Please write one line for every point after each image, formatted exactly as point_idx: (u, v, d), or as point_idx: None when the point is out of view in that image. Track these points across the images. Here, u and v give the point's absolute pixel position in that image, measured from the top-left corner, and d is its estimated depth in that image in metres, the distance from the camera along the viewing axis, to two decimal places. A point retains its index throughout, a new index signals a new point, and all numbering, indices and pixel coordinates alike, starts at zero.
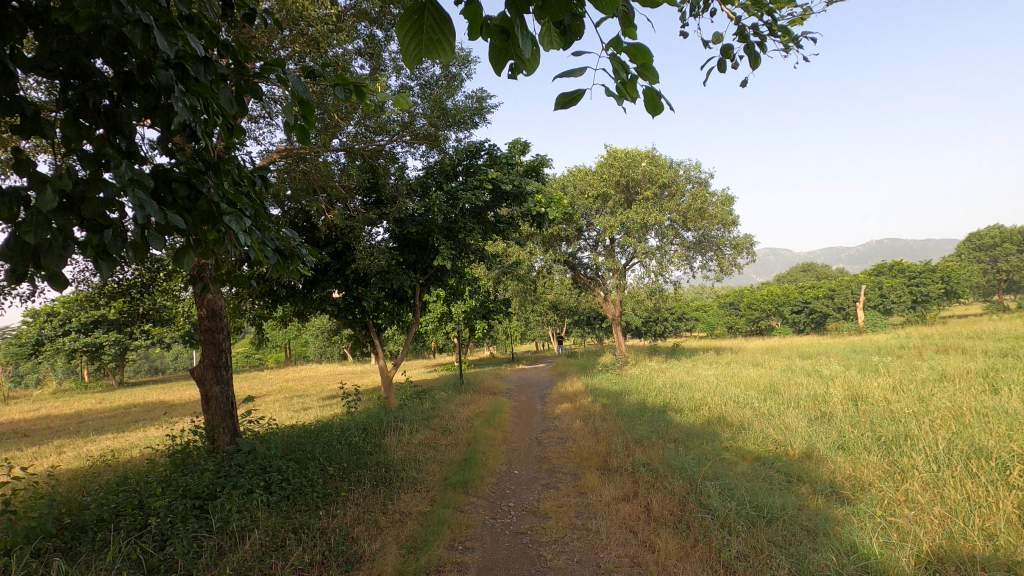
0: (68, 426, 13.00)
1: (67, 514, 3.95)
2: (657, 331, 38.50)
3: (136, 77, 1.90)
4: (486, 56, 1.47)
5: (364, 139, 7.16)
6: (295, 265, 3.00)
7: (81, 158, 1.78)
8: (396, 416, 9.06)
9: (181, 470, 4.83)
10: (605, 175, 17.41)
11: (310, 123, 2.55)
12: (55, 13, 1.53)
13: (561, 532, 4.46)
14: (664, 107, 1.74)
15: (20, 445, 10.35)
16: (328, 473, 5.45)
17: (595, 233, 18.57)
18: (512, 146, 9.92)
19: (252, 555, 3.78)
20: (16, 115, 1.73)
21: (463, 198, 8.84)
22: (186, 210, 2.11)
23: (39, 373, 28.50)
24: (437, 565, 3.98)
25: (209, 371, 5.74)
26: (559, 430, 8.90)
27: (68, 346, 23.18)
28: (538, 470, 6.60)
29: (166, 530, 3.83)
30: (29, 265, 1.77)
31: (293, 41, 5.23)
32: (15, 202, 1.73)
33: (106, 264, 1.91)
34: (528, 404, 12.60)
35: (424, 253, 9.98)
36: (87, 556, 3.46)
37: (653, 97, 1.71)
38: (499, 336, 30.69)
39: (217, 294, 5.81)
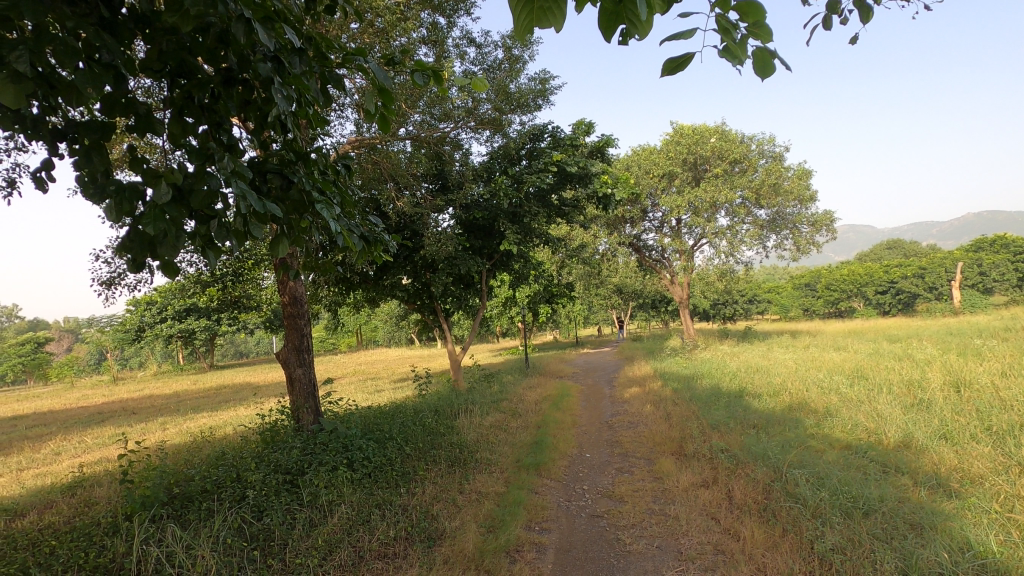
0: (171, 405, 14.26)
1: (175, 485, 4.31)
2: (726, 314, 37.39)
3: (235, 73, 1.98)
4: (595, 21, 1.44)
5: (429, 127, 7.26)
6: (378, 251, 3.05)
7: (189, 153, 1.90)
8: (466, 398, 9.27)
9: (272, 447, 5.15)
10: (671, 153, 16.82)
11: (390, 111, 2.56)
12: (165, 14, 1.63)
13: (638, 516, 4.41)
14: (775, 69, 1.63)
15: (133, 421, 11.46)
16: (405, 452, 5.65)
17: (661, 214, 18.08)
18: (575, 127, 9.77)
19: (341, 528, 3.98)
20: (130, 116, 1.86)
21: (528, 182, 8.81)
22: (280, 199, 2.20)
23: (142, 356, 31.49)
24: (517, 545, 4.03)
25: (293, 354, 6.07)
26: (630, 415, 8.76)
27: (166, 332, 25.28)
28: (611, 454, 6.53)
29: (262, 502, 4.09)
30: (147, 254, 1.92)
31: (364, 33, 5.37)
32: (134, 197, 1.88)
33: (213, 253, 2.04)
34: (595, 389, 12.50)
35: (489, 238, 10.09)
36: (196, 523, 3.77)
37: (765, 58, 1.60)
38: (563, 321, 30.59)
39: (299, 282, 6.09)
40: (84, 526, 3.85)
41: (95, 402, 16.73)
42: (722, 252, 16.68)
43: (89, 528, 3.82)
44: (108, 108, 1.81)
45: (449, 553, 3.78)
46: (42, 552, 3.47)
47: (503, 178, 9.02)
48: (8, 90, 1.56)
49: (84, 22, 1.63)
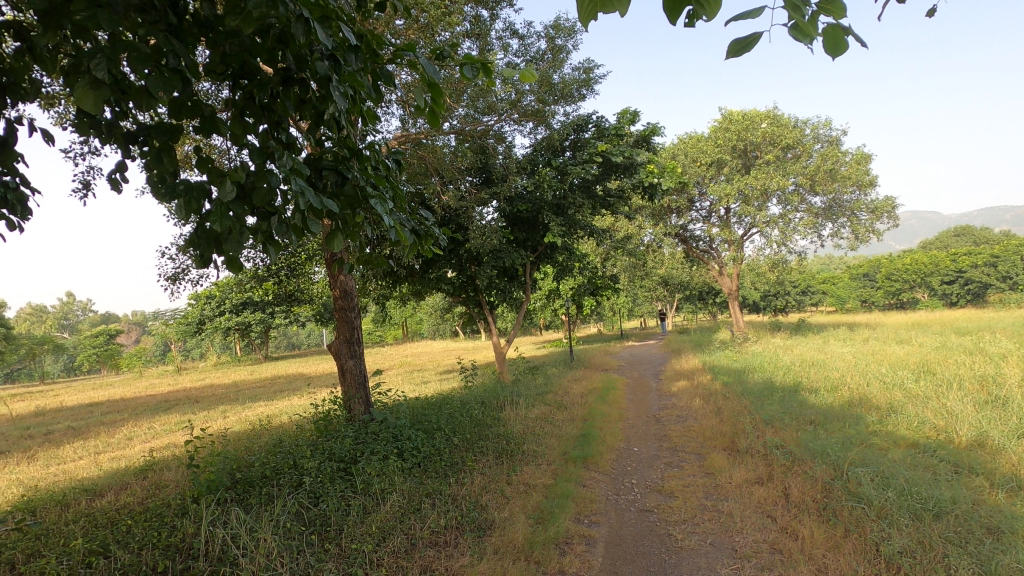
0: (230, 394, 14.97)
1: (237, 470, 4.53)
2: (777, 306, 36.18)
3: (293, 72, 2.03)
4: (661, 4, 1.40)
5: (473, 121, 7.27)
6: (429, 245, 3.08)
7: (251, 152, 1.97)
8: (512, 390, 9.33)
9: (326, 436, 5.34)
10: (720, 140, 16.32)
11: (439, 106, 2.57)
12: (228, 18, 1.69)
13: (689, 512, 4.33)
14: (848, 46, 1.55)
15: (196, 409, 12.10)
16: (453, 443, 5.75)
17: (709, 203, 17.62)
18: (620, 116, 9.61)
19: (394, 516, 4.09)
20: (196, 118, 1.94)
21: (572, 173, 8.74)
22: (335, 195, 2.26)
23: (204, 348, 33.22)
24: (566, 536, 4.03)
25: (344, 346, 6.24)
26: (678, 409, 8.59)
27: (224, 325, 26.57)
28: (659, 448, 6.42)
29: (318, 489, 4.25)
30: (213, 250, 2.01)
31: (409, 29, 5.43)
32: (201, 196, 1.97)
33: (274, 249, 2.11)
34: (641, 382, 12.32)
35: (533, 231, 10.09)
36: (258, 506, 3.95)
37: (838, 35, 1.51)
38: (606, 313, 30.31)
39: (348, 275, 6.25)
40: (155, 507, 4.10)
41: (162, 390, 17.77)
42: (774, 242, 16.10)
43: (160, 509, 4.07)
44: (176, 111, 1.90)
45: (499, 543, 3.81)
46: (120, 531, 3.72)
47: (547, 170, 8.98)
48: (87, 95, 1.65)
49: (154, 29, 1.72)
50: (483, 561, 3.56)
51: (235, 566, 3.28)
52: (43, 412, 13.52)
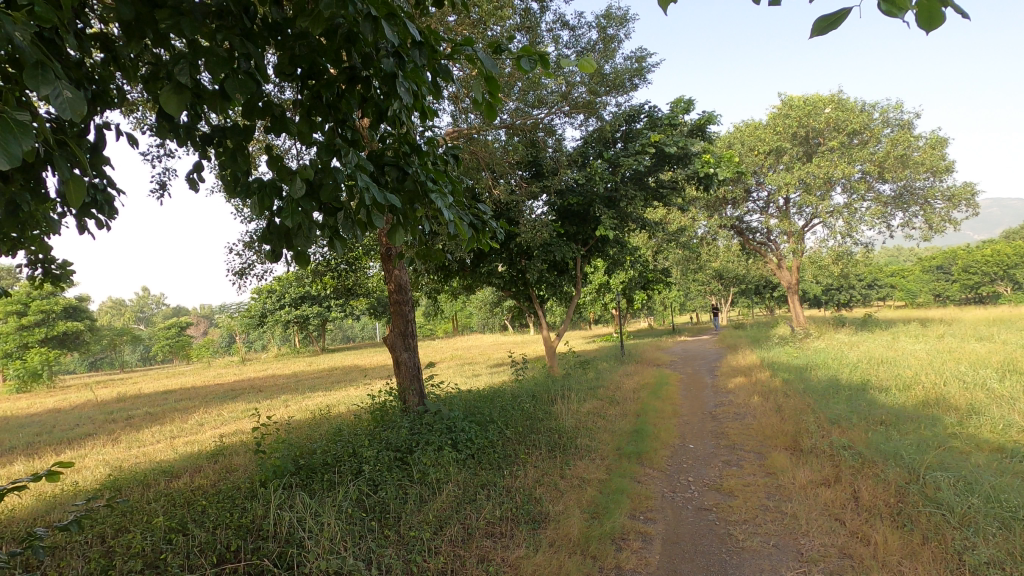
0: (291, 384, 15.64)
1: (301, 457, 4.75)
2: (841, 300, 34.50)
3: (357, 71, 2.08)
4: None
5: (523, 115, 7.27)
6: (487, 238, 3.09)
7: (319, 149, 2.03)
8: (563, 384, 9.32)
9: (383, 426, 5.50)
10: (779, 127, 15.67)
11: (497, 99, 2.56)
12: (300, 20, 1.74)
13: (751, 512, 4.20)
14: (945, 18, 1.43)
15: (261, 397, 12.72)
16: (506, 436, 5.81)
17: (767, 193, 16.95)
18: (674, 105, 9.37)
19: (450, 506, 4.17)
20: (267, 118, 2.02)
21: (624, 165, 8.60)
22: (397, 190, 2.31)
23: (266, 340, 34.89)
24: (622, 532, 3.99)
25: (399, 339, 6.39)
26: (735, 406, 8.33)
27: (284, 318, 27.82)
28: (716, 446, 6.25)
29: (377, 476, 4.39)
30: (284, 245, 2.09)
31: (461, 25, 5.48)
32: (273, 194, 2.05)
33: (340, 243, 2.19)
34: (695, 378, 12.02)
35: (584, 224, 10.01)
36: (321, 491, 4.12)
37: (934, 7, 1.40)
38: (657, 307, 29.74)
39: (403, 269, 6.37)
40: (227, 489, 4.35)
41: (228, 379, 18.79)
42: (838, 233, 15.33)
43: (231, 491, 4.30)
44: (249, 112, 1.99)
45: (554, 537, 3.82)
46: (197, 510, 3.96)
47: (599, 162, 8.87)
48: (171, 99, 1.73)
49: (230, 34, 1.80)
50: (539, 553, 3.57)
51: (301, 548, 3.41)
52: (125, 398, 14.56)
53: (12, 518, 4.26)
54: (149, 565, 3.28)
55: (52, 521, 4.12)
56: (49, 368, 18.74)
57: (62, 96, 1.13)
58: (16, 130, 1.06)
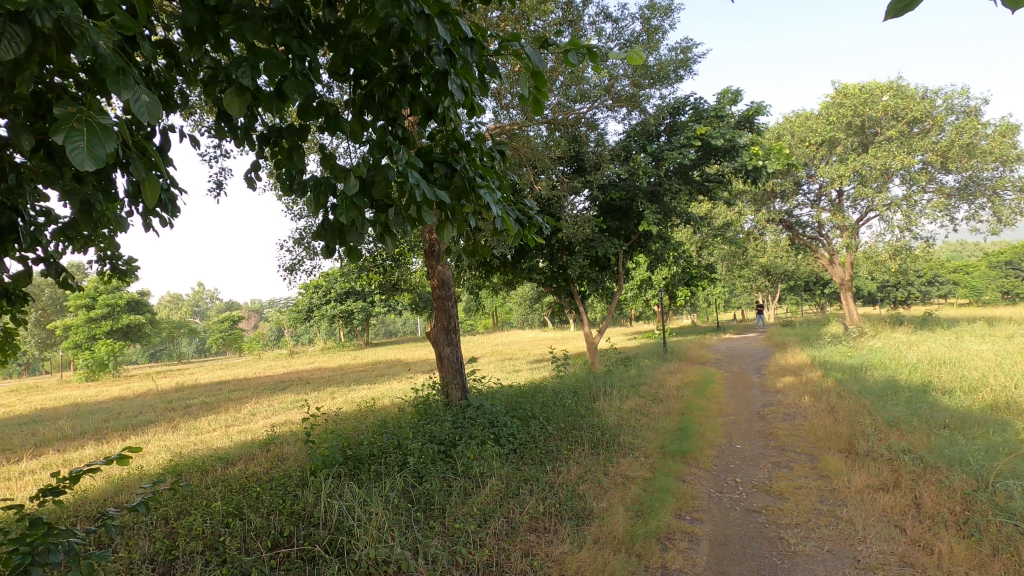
0: (337, 377, 16.10)
1: (348, 447, 4.89)
2: (898, 298, 32.88)
3: (408, 69, 2.11)
4: None
5: (565, 109, 7.23)
6: (532, 234, 3.07)
7: (371, 147, 2.08)
8: (605, 381, 9.26)
9: (426, 419, 5.61)
10: (832, 116, 15.02)
11: (544, 93, 2.55)
12: (355, 20, 1.78)
13: (803, 515, 4.07)
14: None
15: (309, 389, 13.14)
16: (548, 432, 5.82)
17: (818, 186, 16.32)
18: (720, 96, 9.12)
19: (493, 499, 4.21)
20: (321, 117, 2.08)
21: (668, 158, 8.44)
22: (445, 187, 2.34)
23: (313, 334, 36.03)
24: (667, 532, 3.94)
25: (441, 334, 6.46)
26: (784, 407, 8.06)
27: (330, 313, 28.64)
28: (765, 447, 6.07)
29: (422, 468, 4.48)
30: (338, 242, 2.15)
31: (503, 22, 5.49)
32: (327, 191, 2.11)
33: (391, 239, 2.24)
34: (742, 377, 11.71)
35: (627, 219, 9.88)
36: (368, 481, 4.24)
37: None
38: (701, 303, 29.11)
39: (445, 265, 6.46)
40: (280, 477, 4.52)
41: (278, 372, 19.49)
42: (896, 227, 14.61)
43: (283, 479, 4.47)
44: (303, 112, 2.04)
45: (599, 534, 3.80)
46: (252, 495, 4.14)
47: (642, 156, 8.74)
48: (234, 102, 1.80)
49: (288, 36, 1.86)
50: (583, 550, 3.56)
51: (351, 536, 3.51)
52: (182, 388, 15.29)
53: (85, 498, 4.54)
54: (209, 547, 3.44)
55: (121, 502, 4.39)
56: (114, 358, 19.88)
57: (141, 99, 1.19)
58: (100, 132, 1.13)
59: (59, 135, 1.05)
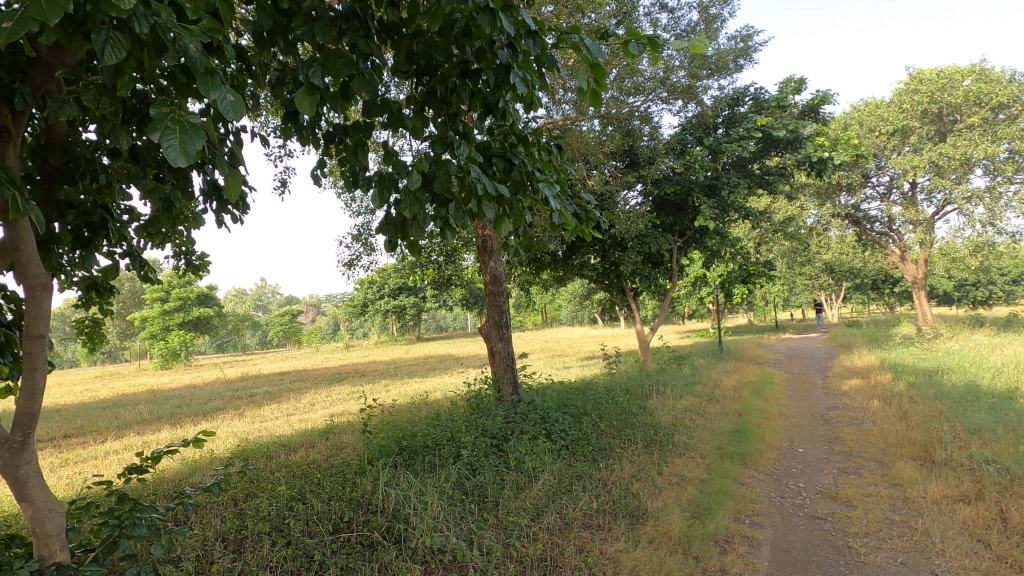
0: (391, 370, 16.53)
1: (403, 438, 5.01)
2: (977, 297, 30.68)
3: (470, 64, 2.12)
4: None
5: (618, 103, 7.11)
6: (589, 228, 3.04)
7: (432, 142, 2.12)
8: (657, 380, 9.09)
9: (479, 413, 5.68)
10: (906, 104, 14.14)
11: (603, 85, 2.50)
12: (420, 17, 1.81)
13: (872, 524, 3.88)
14: None
15: (364, 381, 13.54)
16: (600, 429, 5.77)
17: (889, 178, 15.40)
18: (783, 85, 8.75)
19: (546, 494, 4.21)
20: (385, 114, 2.13)
21: (727, 151, 8.17)
22: (503, 181, 2.35)
23: (367, 328, 37.12)
24: (726, 535, 3.82)
25: (493, 329, 6.50)
26: (850, 410, 7.67)
27: (384, 307, 29.43)
28: (830, 452, 5.80)
29: (475, 461, 4.54)
30: (400, 235, 2.21)
31: (557, 16, 5.48)
32: (391, 188, 2.16)
33: (451, 233, 2.27)
34: (803, 378, 11.23)
35: (682, 215, 9.66)
36: (423, 471, 4.34)
37: None
38: (758, 301, 28.11)
39: (498, 261, 6.51)
40: (339, 465, 4.69)
41: (334, 363, 20.22)
42: (977, 221, 13.62)
43: (342, 466, 4.63)
44: (368, 110, 2.10)
45: (654, 533, 3.74)
46: (314, 481, 4.32)
47: (698, 149, 8.51)
48: (305, 101, 1.87)
49: (355, 36, 1.91)
50: (638, 549, 3.51)
51: (407, 524, 3.60)
52: (246, 377, 16.09)
53: (164, 478, 4.86)
54: (276, 529, 3.60)
55: (195, 482, 4.67)
56: (186, 348, 21.18)
57: (226, 99, 1.27)
58: (190, 130, 1.20)
59: (156, 133, 1.13)
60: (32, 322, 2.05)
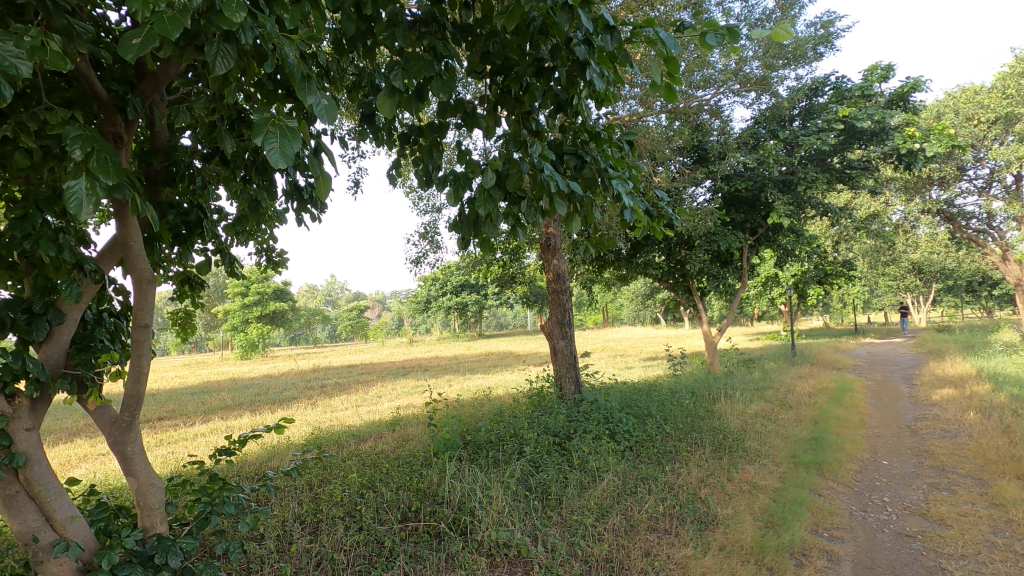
0: (454, 365, 16.85)
1: (467, 433, 5.11)
2: None
3: (545, 62, 2.13)
4: None
5: (686, 98, 6.92)
6: (661, 226, 2.97)
7: (505, 140, 2.14)
8: (725, 383, 8.78)
9: (541, 411, 5.69)
10: (1011, 88, 12.88)
11: (678, 79, 2.41)
12: (498, 16, 1.84)
13: (968, 546, 3.59)
14: None
15: (427, 376, 13.88)
16: (665, 431, 5.64)
17: (989, 170, 14.09)
18: (868, 73, 8.20)
19: (610, 495, 4.16)
20: (460, 114, 2.17)
21: (804, 144, 7.77)
22: (575, 178, 2.34)
23: (430, 324, 37.97)
24: (803, 547, 3.65)
25: (556, 327, 6.48)
26: (941, 422, 7.09)
27: (446, 304, 30.04)
28: (918, 466, 5.41)
29: (538, 459, 4.56)
30: (473, 233, 2.25)
31: (627, 9, 5.38)
32: (464, 187, 2.21)
33: (522, 230, 2.29)
34: (887, 386, 10.48)
35: (754, 211, 9.26)
36: (486, 466, 4.41)
37: None
38: (835, 303, 26.52)
39: (561, 259, 6.50)
40: (406, 456, 4.83)
41: (399, 358, 20.83)
42: None
43: (409, 458, 4.77)
44: (443, 111, 2.15)
45: (724, 541, 3.62)
46: (383, 471, 4.48)
47: (772, 143, 8.13)
48: (386, 104, 1.95)
49: (433, 38, 1.97)
50: (707, 556, 3.41)
51: (473, 517, 3.67)
52: (318, 369, 16.88)
53: (247, 461, 5.20)
54: (348, 513, 3.77)
55: (274, 466, 4.97)
56: (263, 340, 22.46)
57: (321, 102, 1.34)
58: (288, 133, 1.29)
59: (259, 137, 1.22)
60: (138, 313, 2.23)
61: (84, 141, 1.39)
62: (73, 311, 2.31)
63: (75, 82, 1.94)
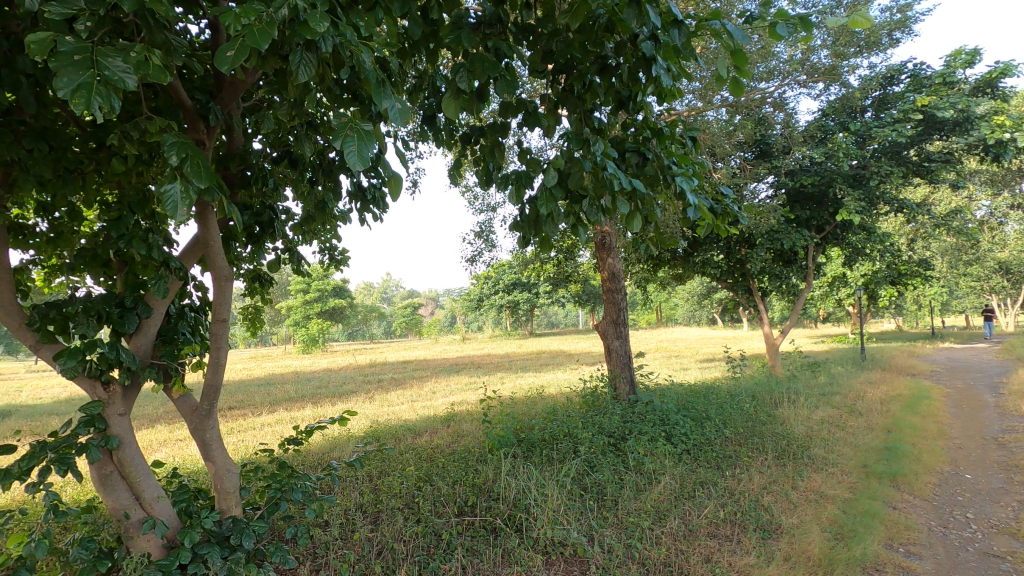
0: (505, 363, 16.93)
1: (521, 431, 5.14)
2: None
3: (609, 59, 2.10)
4: None
5: (749, 91, 6.70)
6: (725, 223, 2.88)
7: (567, 138, 2.14)
8: (787, 387, 8.43)
9: (595, 410, 5.65)
10: None
11: (745, 72, 2.33)
12: (563, 14, 1.83)
13: None
14: None
15: (480, 373, 14.01)
16: (725, 436, 5.48)
17: None
18: (951, 59, 7.65)
19: (667, 498, 4.08)
20: (522, 113, 2.18)
21: (878, 136, 7.37)
22: (637, 175, 2.31)
23: (482, 322, 38.34)
24: (876, 562, 3.46)
25: (610, 327, 6.41)
26: None
27: (498, 302, 30.31)
28: (1007, 481, 5.02)
29: (592, 459, 4.54)
30: (534, 230, 2.25)
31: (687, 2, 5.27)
32: (526, 185, 2.22)
33: (582, 228, 2.28)
34: (969, 394, 9.76)
35: (821, 208, 8.84)
36: (541, 464, 4.43)
37: None
38: (909, 305, 24.88)
39: (616, 258, 6.42)
40: (461, 451, 4.90)
41: (451, 355, 21.15)
42: None
43: (464, 453, 4.84)
44: (506, 110, 2.16)
45: (789, 551, 3.48)
46: (439, 465, 4.57)
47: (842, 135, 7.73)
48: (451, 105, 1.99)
49: (497, 38, 1.98)
50: (771, 565, 3.30)
51: (528, 514, 3.69)
52: (375, 364, 17.37)
53: (310, 450, 5.43)
54: (407, 505, 3.88)
55: (335, 457, 5.17)
56: (323, 335, 23.33)
57: (395, 106, 1.37)
58: (363, 136, 1.33)
59: (338, 141, 1.27)
60: (218, 308, 2.38)
61: (178, 148, 1.49)
62: (160, 306, 2.48)
63: (165, 92, 2.08)
